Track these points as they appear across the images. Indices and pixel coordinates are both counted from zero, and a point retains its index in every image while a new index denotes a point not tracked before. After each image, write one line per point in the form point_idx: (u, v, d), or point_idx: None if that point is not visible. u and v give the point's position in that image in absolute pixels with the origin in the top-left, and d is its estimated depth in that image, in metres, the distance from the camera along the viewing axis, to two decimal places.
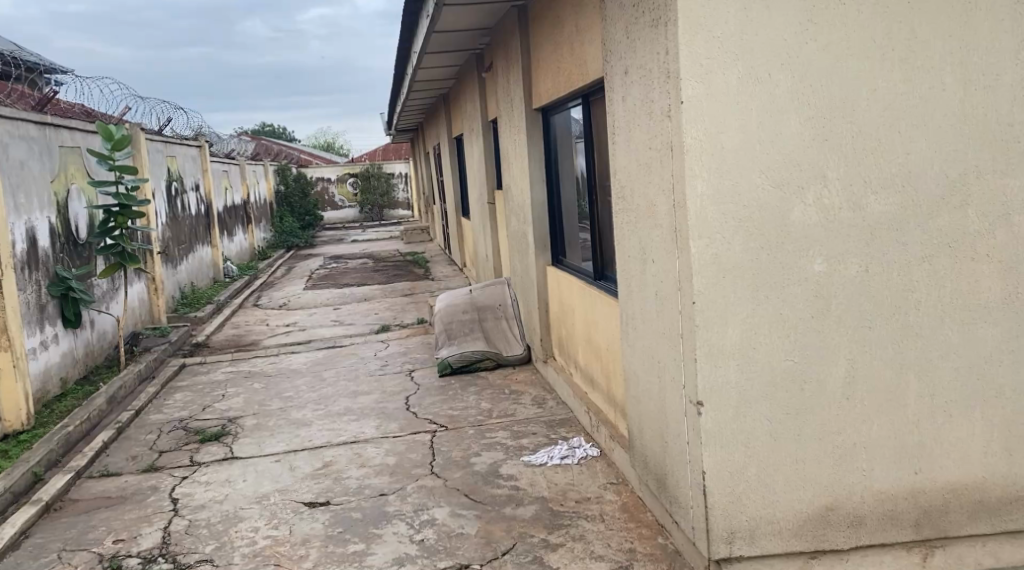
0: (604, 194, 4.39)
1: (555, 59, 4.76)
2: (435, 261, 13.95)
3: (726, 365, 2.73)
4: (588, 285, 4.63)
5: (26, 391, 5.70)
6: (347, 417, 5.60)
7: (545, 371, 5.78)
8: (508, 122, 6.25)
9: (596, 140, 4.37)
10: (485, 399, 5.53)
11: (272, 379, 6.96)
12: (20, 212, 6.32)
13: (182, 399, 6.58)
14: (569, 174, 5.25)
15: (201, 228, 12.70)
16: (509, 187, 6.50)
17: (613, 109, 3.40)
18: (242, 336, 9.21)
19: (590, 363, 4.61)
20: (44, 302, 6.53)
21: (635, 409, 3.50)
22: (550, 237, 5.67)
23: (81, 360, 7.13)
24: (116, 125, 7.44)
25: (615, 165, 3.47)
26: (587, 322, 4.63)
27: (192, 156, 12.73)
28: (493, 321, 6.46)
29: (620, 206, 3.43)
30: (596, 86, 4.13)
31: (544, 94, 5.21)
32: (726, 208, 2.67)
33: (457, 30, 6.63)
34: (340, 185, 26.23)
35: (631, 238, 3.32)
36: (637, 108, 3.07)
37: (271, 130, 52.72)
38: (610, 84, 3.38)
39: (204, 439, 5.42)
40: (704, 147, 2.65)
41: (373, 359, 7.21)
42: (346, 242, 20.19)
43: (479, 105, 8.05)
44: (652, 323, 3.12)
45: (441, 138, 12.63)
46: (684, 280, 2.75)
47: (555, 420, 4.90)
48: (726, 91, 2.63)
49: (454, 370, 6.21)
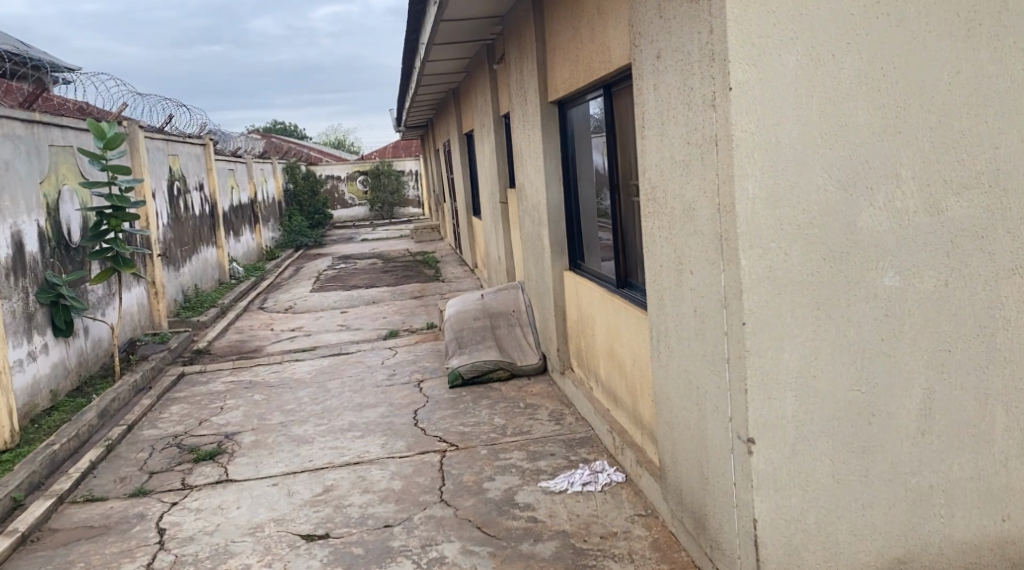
0: (628, 194, 4.01)
1: (574, 46, 4.38)
2: (446, 261, 13.60)
3: (782, 396, 2.33)
4: (610, 294, 4.26)
5: (10, 407, 5.37)
6: (351, 433, 5.23)
7: (563, 383, 5.40)
8: (522, 117, 5.87)
9: (620, 135, 3.98)
10: (499, 414, 5.15)
11: (274, 389, 6.60)
12: (5, 216, 5.99)
13: (178, 412, 6.23)
14: (588, 172, 4.87)
15: (205, 229, 12.37)
16: (522, 185, 6.12)
17: (642, 100, 3.01)
18: (245, 342, 8.87)
19: (614, 379, 4.24)
20: (31, 311, 6.19)
21: (669, 437, 3.12)
22: (567, 239, 5.30)
23: (73, 370, 6.80)
24: (109, 123, 7.10)
25: (643, 164, 3.09)
26: (610, 334, 4.25)
27: (196, 155, 12.39)
28: (506, 329, 6.09)
29: (651, 208, 3.04)
30: (622, 76, 3.75)
31: (560, 85, 4.82)
32: (783, 213, 2.28)
33: (466, 18, 6.25)
34: (349, 183, 25.90)
35: (664, 245, 2.94)
36: (671, 97, 2.69)
37: (282, 128, 52.50)
38: (639, 70, 2.99)
39: (199, 458, 5.06)
40: (756, 140, 2.25)
41: (381, 368, 6.83)
42: (356, 242, 19.85)
43: (490, 98, 7.67)
44: (690, 343, 2.74)
45: (452, 134, 12.29)
46: (731, 298, 2.36)
47: (576, 439, 4.51)
48: (782, 76, 2.24)
49: (465, 381, 5.85)
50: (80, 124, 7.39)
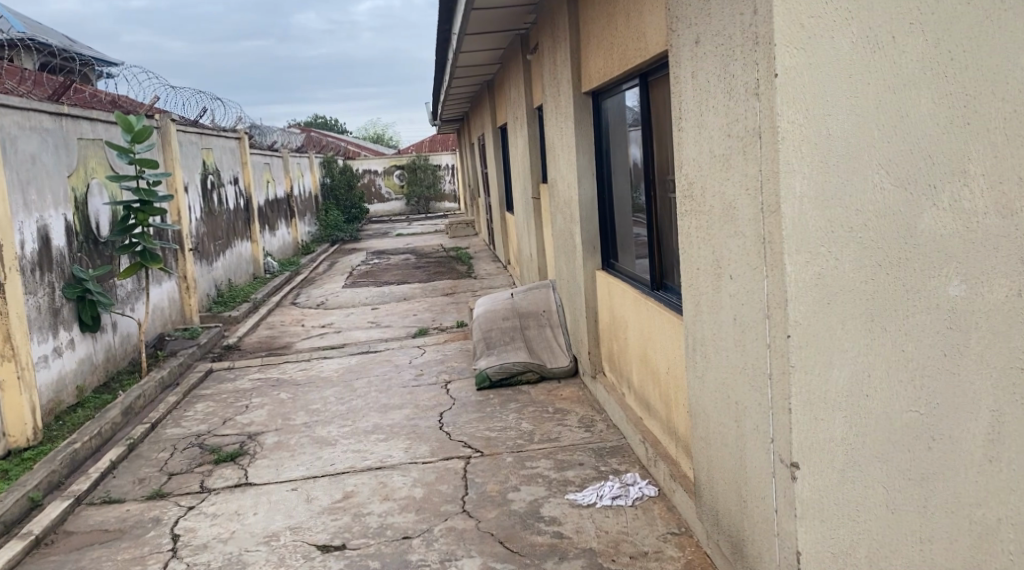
0: (664, 191, 3.79)
1: (609, 34, 4.16)
2: (480, 257, 13.44)
3: (830, 417, 2.11)
4: (643, 296, 4.04)
5: (33, 404, 5.29)
6: (375, 436, 5.08)
7: (594, 387, 5.19)
8: (555, 111, 5.66)
9: (656, 129, 3.76)
10: (527, 419, 4.96)
11: (301, 388, 6.48)
12: (31, 209, 5.91)
13: (203, 410, 6.13)
14: (622, 167, 4.65)
15: (240, 224, 12.34)
16: (555, 180, 5.91)
17: (679, 90, 2.80)
18: (275, 338, 8.77)
19: (646, 386, 4.03)
20: (58, 306, 6.13)
21: (705, 453, 2.90)
22: (600, 237, 5.09)
23: (101, 365, 6.73)
24: (137, 116, 7.02)
25: (680, 159, 2.87)
26: (643, 338, 4.04)
27: (231, 149, 12.35)
28: (536, 329, 5.90)
29: (688, 206, 2.83)
30: (659, 65, 3.53)
31: (594, 76, 4.60)
32: (833, 213, 2.06)
33: (499, 7, 6.04)
34: (386, 177, 25.85)
35: (700, 246, 2.73)
36: (712, 85, 2.47)
37: (321, 122, 52.73)
38: (676, 55, 2.78)
39: (219, 459, 4.93)
40: (805, 132, 2.03)
41: (408, 368, 6.67)
42: (391, 236, 19.78)
43: (524, 91, 7.47)
44: (730, 353, 2.53)
45: (486, 128, 12.09)
46: (775, 307, 2.14)
47: (606, 448, 4.30)
48: (834, 61, 2.01)
49: (493, 384, 5.67)
50: (110, 117, 7.33)
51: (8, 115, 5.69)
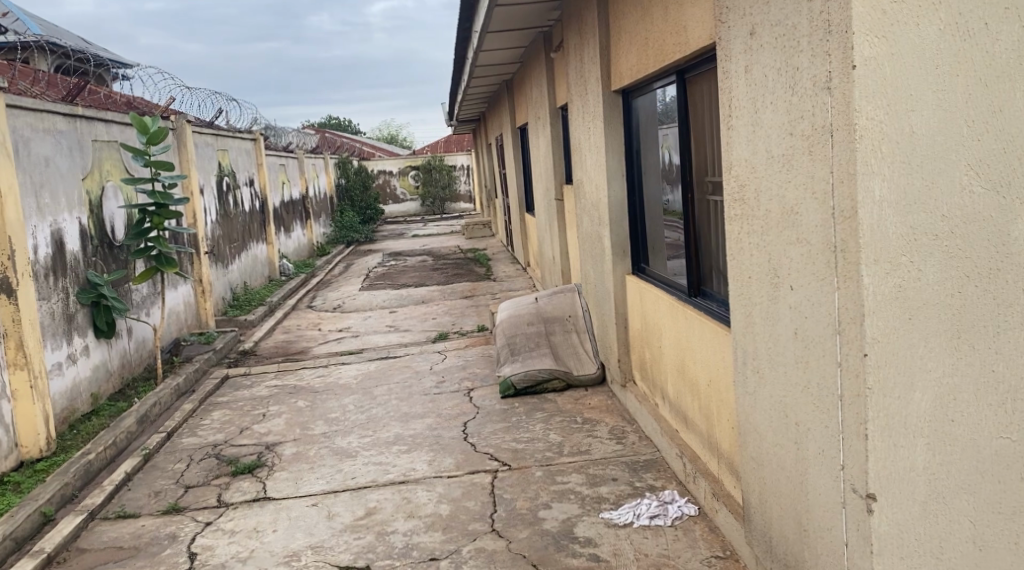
0: (704, 193, 3.61)
1: (643, 29, 3.98)
2: (498, 259, 13.26)
3: (911, 444, 1.93)
4: (680, 303, 3.85)
5: (47, 413, 5.14)
6: (397, 448, 4.90)
7: (624, 396, 4.99)
8: (581, 110, 5.48)
9: (695, 128, 3.58)
10: (555, 430, 4.77)
11: (319, 395, 6.32)
12: (45, 213, 5.78)
13: (220, 419, 5.97)
14: (653, 167, 4.47)
15: (256, 226, 12.21)
16: (580, 181, 5.72)
17: (730, 86, 2.61)
18: (291, 342, 8.63)
19: (683, 398, 3.84)
20: (72, 311, 5.98)
21: (757, 475, 2.71)
22: (630, 241, 4.90)
23: (116, 372, 6.60)
24: (152, 118, 6.89)
25: (729, 160, 2.68)
26: (679, 348, 3.85)
27: (247, 150, 12.23)
28: (562, 335, 5.72)
29: (739, 210, 2.64)
30: (702, 60, 3.36)
31: (625, 72, 4.42)
32: (915, 219, 1.89)
33: (523, 3, 5.86)
34: (401, 178, 25.71)
35: (753, 254, 2.54)
36: (771, 78, 2.29)
37: (336, 123, 52.66)
38: (727, 47, 2.59)
39: (237, 471, 4.77)
40: (885, 130, 1.86)
41: (429, 374, 6.49)
42: (407, 237, 19.64)
43: (547, 90, 7.29)
44: (790, 369, 2.35)
45: (505, 128, 11.92)
46: (848, 322, 1.97)
47: (639, 462, 4.11)
48: (916, 52, 1.86)
49: (518, 392, 5.48)
50: (124, 118, 7.20)
51: (21, 116, 5.56)
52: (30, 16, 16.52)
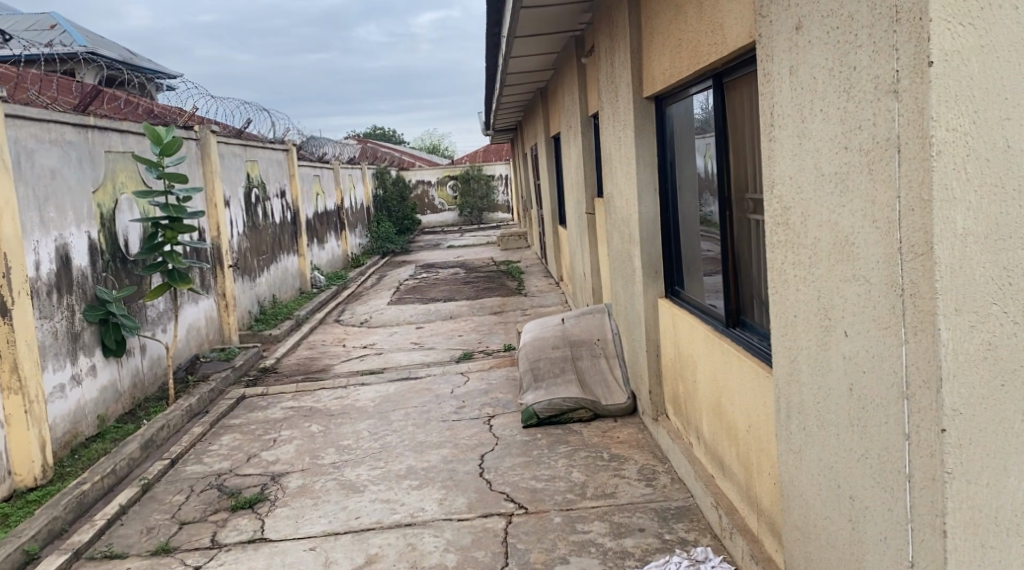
0: (744, 211, 3.22)
1: (675, 31, 3.61)
2: (532, 272, 12.89)
3: (1005, 546, 1.55)
4: (715, 333, 3.45)
5: (42, 440, 4.90)
6: (409, 482, 4.54)
7: (656, 431, 4.58)
8: (612, 119, 5.09)
9: (735, 139, 3.20)
10: (579, 467, 4.37)
11: (334, 419, 5.98)
12: (49, 227, 5.54)
13: (228, 443, 5.67)
14: (688, 181, 4.07)
15: (286, 237, 11.99)
16: (611, 195, 5.33)
17: (774, 90, 2.21)
18: (314, 359, 8.33)
19: (719, 440, 3.43)
20: (78, 330, 5.74)
21: (803, 548, 2.30)
22: (663, 260, 4.49)
23: (126, 392, 6.36)
24: (167, 129, 6.66)
25: (774, 178, 2.28)
26: (715, 385, 3.44)
27: (278, 160, 12.03)
28: (590, 360, 5.32)
29: (783, 234, 2.24)
30: (741, 62, 2.97)
31: (657, 77, 4.05)
32: (1009, 257, 1.52)
33: (551, 5, 5.50)
34: (440, 188, 25.46)
35: (800, 288, 2.15)
36: (822, 79, 1.91)
37: (378, 133, 53.00)
38: (773, 41, 2.19)
39: (236, 506, 4.45)
40: (971, 145, 1.49)
41: (449, 398, 6.11)
42: (443, 248, 19.35)
43: (579, 97, 6.91)
44: (842, 429, 1.95)
45: (539, 136, 11.58)
46: (921, 384, 1.59)
47: (670, 510, 3.71)
48: (1015, 47, 1.49)
49: (540, 422, 5.09)
50: (141, 129, 6.99)
51: (25, 127, 5.34)
52: (75, 28, 16.66)
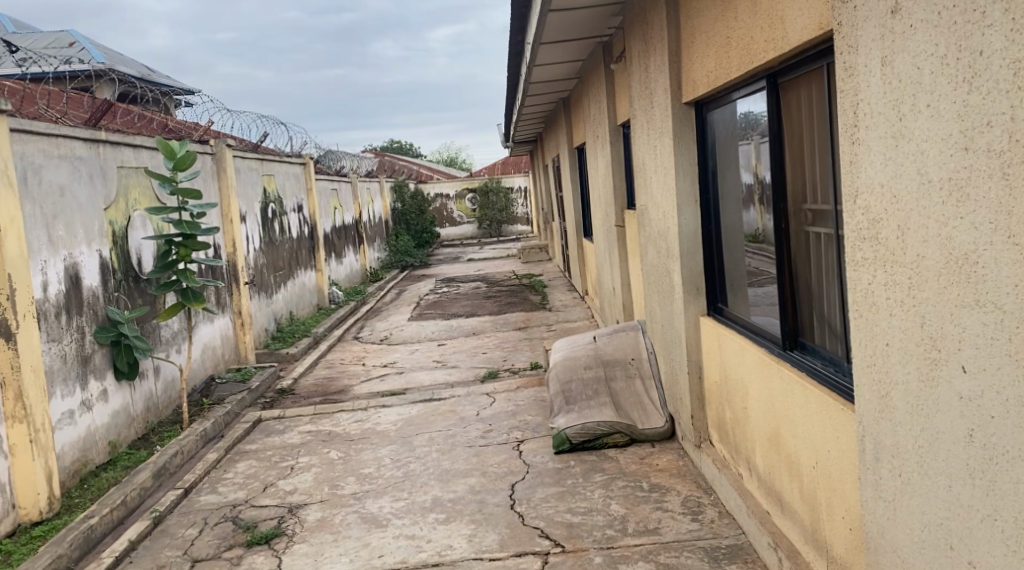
0: (801, 223, 2.92)
1: (722, 29, 3.33)
2: (555, 286, 12.60)
3: None
4: (770, 358, 3.13)
5: (48, 470, 4.67)
6: (435, 514, 4.25)
7: (699, 459, 4.27)
8: (646, 126, 4.81)
9: (793, 143, 2.90)
10: (618, 499, 4.07)
11: (354, 444, 5.71)
12: (58, 246, 5.31)
13: (244, 471, 5.40)
14: (732, 191, 3.78)
15: (304, 252, 11.76)
16: (645, 207, 5.04)
17: (864, 88, 1.94)
18: (333, 379, 8.07)
19: (777, 475, 3.12)
20: (88, 353, 5.51)
21: None
22: (705, 277, 4.18)
23: (139, 416, 6.12)
24: (181, 142, 6.44)
25: (862, 187, 2.00)
26: (771, 415, 3.13)
27: (296, 174, 11.83)
28: (624, 382, 5.01)
29: (875, 250, 1.96)
30: (803, 59, 2.70)
31: (699, 79, 3.76)
32: None
33: (581, 8, 5.24)
34: (458, 201, 25.23)
35: (899, 314, 1.86)
36: (930, 70, 1.69)
37: (398, 147, 53.07)
38: (865, 33, 1.93)
39: (251, 541, 4.18)
40: None
41: (475, 421, 5.81)
42: (462, 261, 19.09)
43: (607, 105, 6.64)
44: (958, 480, 1.68)
45: (561, 147, 11.32)
46: None
47: (721, 550, 3.40)
48: None
49: (574, 448, 4.79)
50: (154, 144, 6.78)
51: (31, 142, 5.11)
52: (95, 47, 16.64)
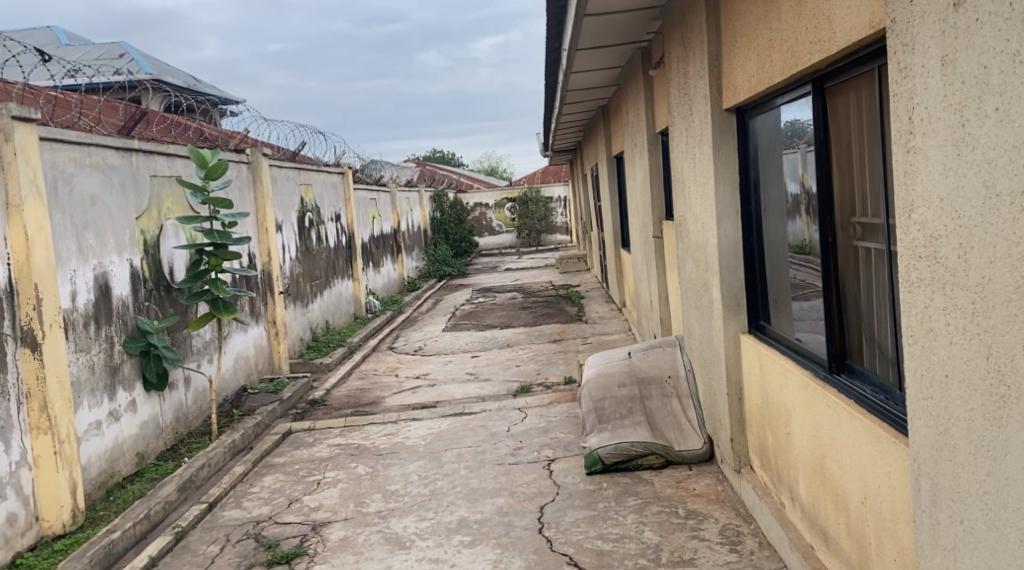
0: (849, 237, 2.73)
1: (764, 31, 3.16)
2: (592, 297, 12.40)
3: None
4: (814, 382, 2.94)
5: (73, 483, 4.61)
6: (461, 536, 4.10)
7: (738, 484, 4.06)
8: (684, 134, 4.65)
9: (841, 152, 2.71)
10: (651, 525, 3.88)
11: (382, 459, 5.58)
12: (88, 256, 5.28)
13: (271, 485, 5.30)
14: (775, 202, 3.59)
15: (341, 261, 11.73)
16: (683, 218, 4.87)
17: (927, 90, 1.78)
18: (365, 390, 7.98)
19: (821, 507, 2.93)
20: (117, 363, 5.46)
21: None
22: (746, 292, 3.99)
23: (169, 427, 6.07)
24: (213, 151, 6.39)
25: (924, 199, 1.83)
26: (815, 443, 2.94)
27: (334, 184, 11.81)
28: (660, 401, 4.81)
29: (932, 271, 1.82)
30: (851, 62, 2.52)
31: (740, 85, 3.59)
32: None
33: (619, 13, 5.08)
34: (497, 211, 25.14)
35: (971, 342, 1.69)
36: (998, 69, 1.58)
37: (439, 157, 53.28)
38: (926, 30, 1.77)
39: (272, 561, 4.07)
40: None
41: (506, 438, 5.66)
42: (500, 271, 18.96)
43: (645, 114, 6.47)
44: None
45: (600, 156, 11.16)
46: None
47: None
48: None
49: (607, 469, 4.61)
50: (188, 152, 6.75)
51: (63, 151, 5.08)
52: (143, 57, 16.86)
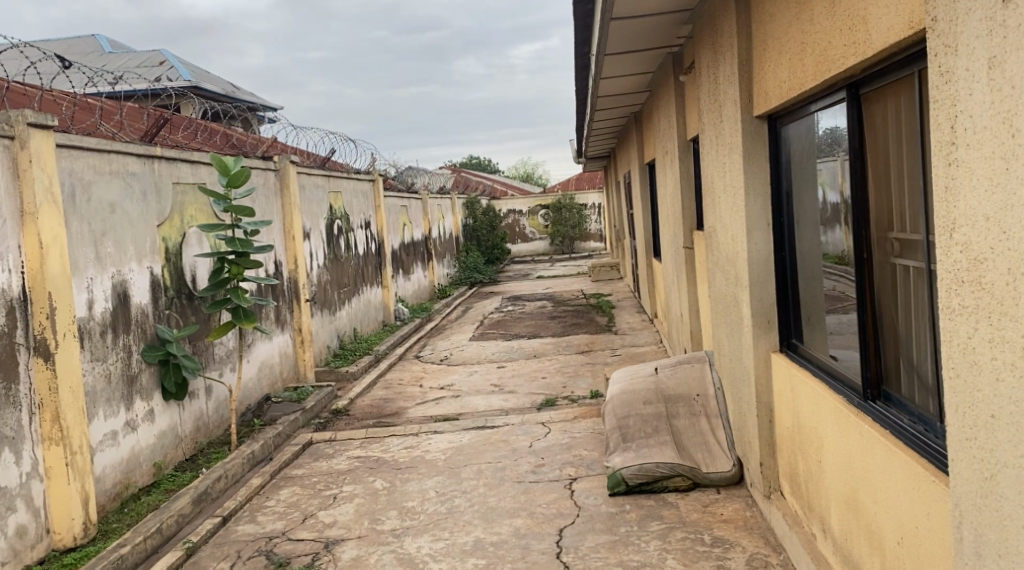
0: (886, 254, 2.54)
1: (796, 33, 2.98)
2: (624, 307, 12.20)
3: None
4: (847, 409, 2.75)
5: (85, 495, 4.54)
6: (475, 558, 3.95)
7: (768, 511, 3.87)
8: (714, 142, 4.46)
9: (877, 161, 2.53)
10: (674, 553, 3.70)
11: (401, 474, 5.45)
12: (106, 263, 5.22)
13: (287, 499, 5.20)
14: (808, 214, 3.39)
15: (370, 268, 11.65)
16: (713, 229, 4.67)
17: (973, 97, 1.60)
18: (389, 400, 7.87)
19: (855, 545, 2.74)
20: (135, 372, 5.40)
21: None
22: (777, 309, 3.79)
23: (188, 438, 6.00)
24: (236, 159, 6.32)
25: (970, 217, 1.65)
26: (849, 474, 2.74)
27: (364, 191, 11.75)
28: (687, 420, 4.63)
29: (977, 297, 1.65)
30: (889, 66, 2.33)
31: (772, 89, 3.40)
32: None
33: (648, 17, 4.91)
34: (531, 217, 25.02)
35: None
36: None
37: (474, 163, 53.38)
38: (972, 29, 1.59)
39: None
40: None
41: (527, 454, 5.50)
42: (532, 279, 18.83)
43: (676, 120, 6.29)
44: None
45: (632, 163, 10.97)
46: None
47: None
48: None
49: (630, 490, 4.43)
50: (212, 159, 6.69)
51: (82, 158, 5.03)
52: (182, 65, 17.03)
